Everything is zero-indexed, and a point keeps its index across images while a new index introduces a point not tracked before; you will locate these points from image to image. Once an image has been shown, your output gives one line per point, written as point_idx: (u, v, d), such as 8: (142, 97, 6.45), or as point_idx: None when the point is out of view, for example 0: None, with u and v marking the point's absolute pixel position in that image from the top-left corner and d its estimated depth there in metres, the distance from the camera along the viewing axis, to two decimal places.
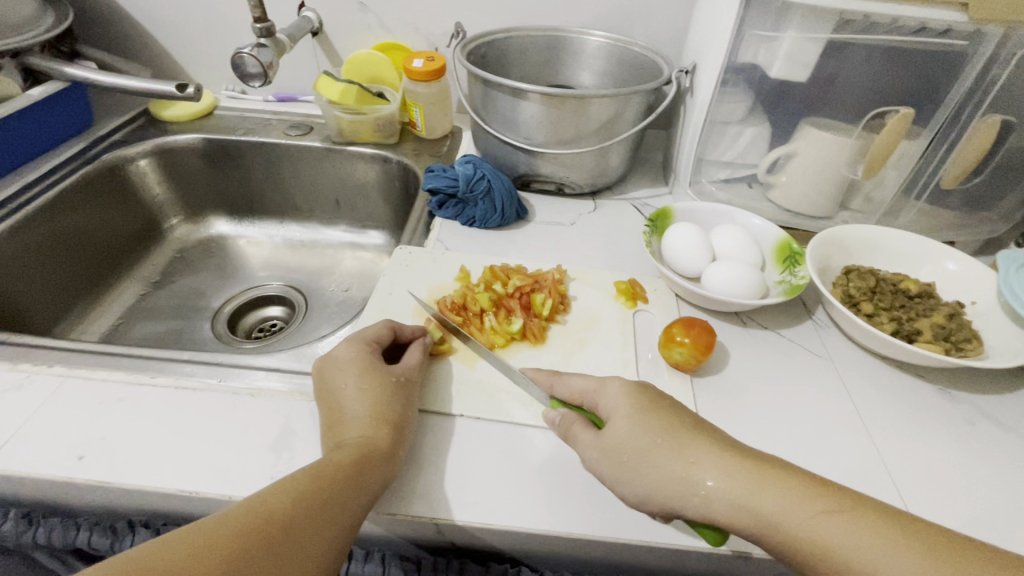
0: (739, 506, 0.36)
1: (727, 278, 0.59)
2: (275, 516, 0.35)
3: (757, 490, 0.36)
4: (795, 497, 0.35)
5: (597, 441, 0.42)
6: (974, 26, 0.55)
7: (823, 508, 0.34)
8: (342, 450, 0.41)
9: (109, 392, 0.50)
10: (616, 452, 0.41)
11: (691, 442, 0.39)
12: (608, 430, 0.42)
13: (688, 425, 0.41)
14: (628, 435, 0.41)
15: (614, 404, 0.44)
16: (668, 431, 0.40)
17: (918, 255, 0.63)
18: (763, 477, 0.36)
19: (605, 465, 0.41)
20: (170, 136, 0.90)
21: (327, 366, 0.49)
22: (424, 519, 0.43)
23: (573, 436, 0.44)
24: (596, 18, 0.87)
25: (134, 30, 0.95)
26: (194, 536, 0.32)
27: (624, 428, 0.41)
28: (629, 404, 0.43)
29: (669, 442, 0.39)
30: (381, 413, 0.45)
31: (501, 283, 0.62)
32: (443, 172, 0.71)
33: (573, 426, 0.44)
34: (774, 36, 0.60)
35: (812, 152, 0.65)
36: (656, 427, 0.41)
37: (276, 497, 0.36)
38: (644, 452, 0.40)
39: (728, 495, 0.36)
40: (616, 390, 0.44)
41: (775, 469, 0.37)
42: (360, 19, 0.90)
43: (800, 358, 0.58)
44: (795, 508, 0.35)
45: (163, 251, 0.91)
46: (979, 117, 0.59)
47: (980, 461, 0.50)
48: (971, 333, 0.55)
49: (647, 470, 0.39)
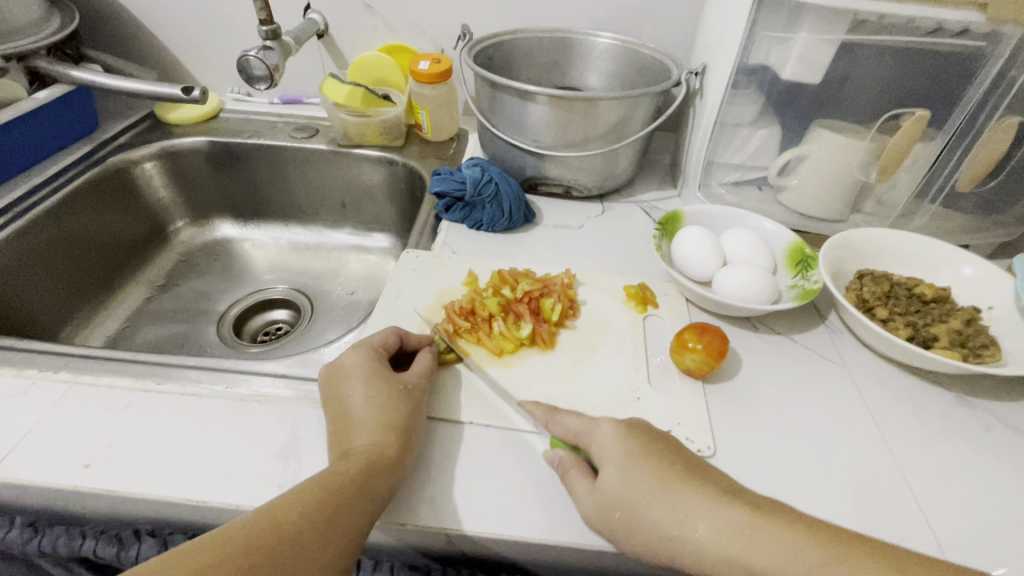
0: (733, 557, 0.35)
1: (739, 283, 0.58)
2: (284, 526, 0.35)
3: (749, 539, 0.35)
4: (787, 546, 0.34)
5: (591, 492, 0.41)
6: (991, 26, 0.53)
7: (818, 554, 0.33)
8: (349, 459, 0.41)
9: (115, 398, 0.49)
10: (611, 507, 0.39)
11: (683, 488, 0.38)
12: (601, 481, 0.41)
13: (682, 470, 0.40)
14: (621, 488, 0.40)
15: (606, 450, 0.42)
16: (658, 478, 0.39)
17: (933, 259, 0.62)
18: (756, 527, 0.35)
19: (602, 516, 0.40)
20: (176, 139, 0.89)
21: (333, 373, 0.48)
22: (433, 529, 0.42)
23: (569, 483, 0.42)
24: (603, 19, 0.86)
25: (140, 33, 0.94)
26: (200, 551, 0.32)
27: (617, 478, 0.40)
28: (620, 450, 0.42)
29: (662, 488, 0.39)
30: (387, 420, 0.44)
31: (509, 288, 0.61)
32: (450, 175, 0.71)
33: (570, 471, 0.43)
34: (786, 37, 0.60)
35: (824, 155, 0.64)
36: (649, 471, 0.40)
37: (284, 508, 0.36)
38: (638, 505, 0.39)
39: (721, 547, 0.35)
40: (607, 433, 0.43)
41: (770, 517, 0.36)
42: (365, 21, 0.90)
43: (813, 363, 0.58)
44: (790, 554, 0.34)
45: (168, 254, 0.91)
46: (996, 120, 0.58)
47: (1001, 470, 0.49)
48: (989, 339, 0.54)
49: (642, 523, 0.38)
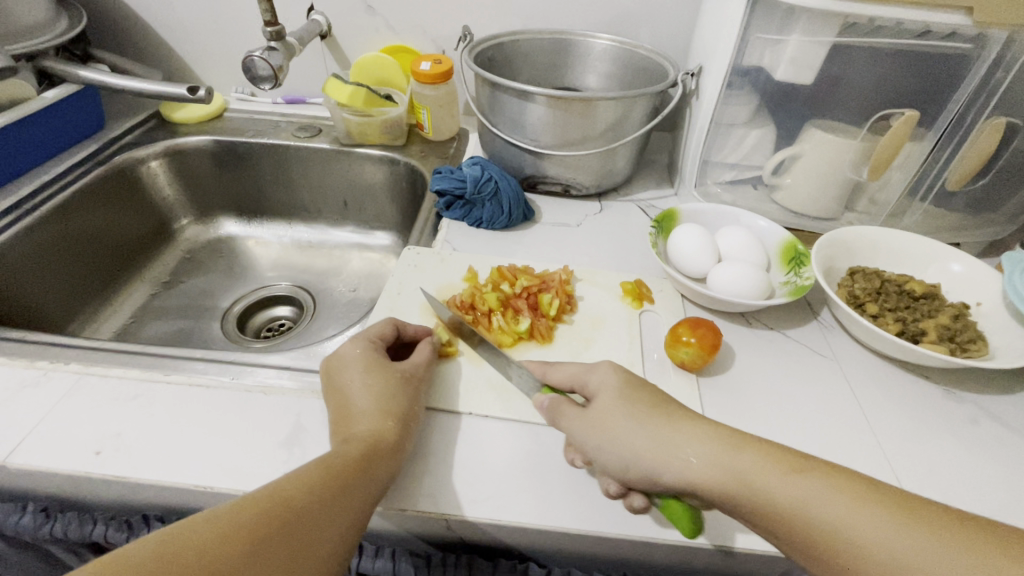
0: (715, 469, 0.38)
1: (733, 279, 0.60)
2: (294, 502, 0.36)
3: (732, 455, 0.38)
4: (767, 462, 0.37)
5: (585, 416, 0.44)
6: (978, 30, 0.55)
7: (793, 470, 0.36)
8: (351, 443, 0.42)
9: (125, 389, 0.51)
10: (603, 425, 0.43)
11: (674, 418, 0.42)
12: (596, 406, 0.44)
13: (672, 406, 0.43)
14: (614, 411, 0.43)
15: (603, 383, 0.46)
16: (651, 407, 0.43)
17: (923, 256, 0.63)
18: (739, 446, 0.39)
19: (592, 437, 0.43)
20: (181, 138, 0.91)
21: (334, 364, 0.50)
22: (433, 514, 0.43)
23: (560, 414, 0.45)
24: (602, 21, 0.88)
25: (146, 34, 0.96)
26: (217, 519, 0.33)
27: (614, 403, 0.43)
28: (617, 384, 0.45)
29: (654, 415, 0.42)
30: (387, 407, 0.46)
31: (508, 283, 0.62)
32: (451, 173, 0.72)
33: (561, 406, 0.46)
34: (779, 39, 0.61)
35: (817, 154, 0.65)
36: (641, 402, 0.43)
37: (294, 484, 0.37)
38: (629, 424, 0.42)
39: (707, 460, 0.38)
40: (606, 372, 0.47)
41: (753, 441, 0.39)
42: (368, 23, 0.91)
43: (805, 358, 0.59)
44: (766, 467, 0.37)
45: (173, 251, 0.92)
46: (984, 119, 0.59)
47: (985, 461, 0.50)
48: (976, 333, 0.56)
49: (626, 438, 0.41)
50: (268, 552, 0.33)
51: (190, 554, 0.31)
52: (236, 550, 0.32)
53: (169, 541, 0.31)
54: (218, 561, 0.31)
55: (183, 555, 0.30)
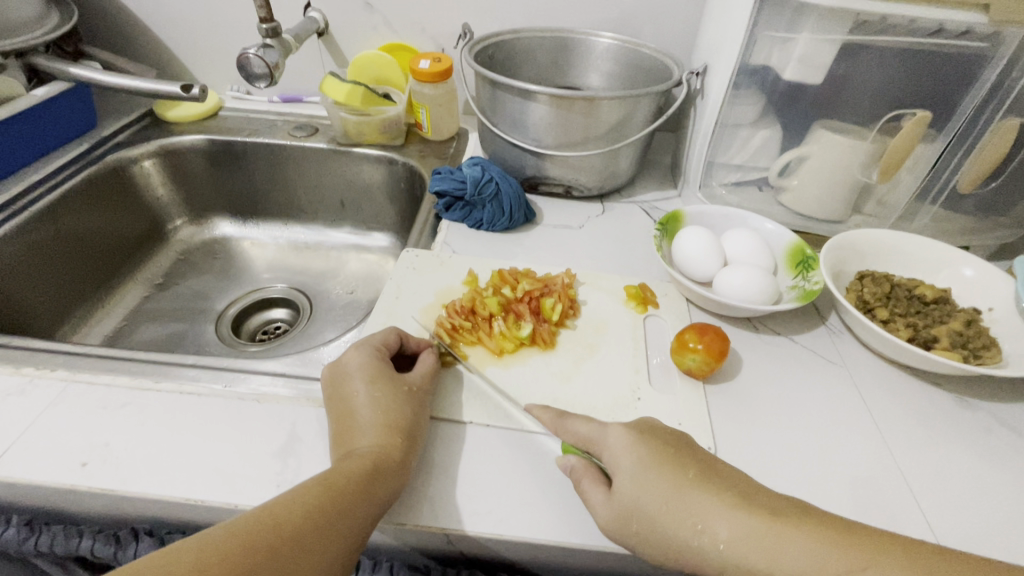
0: (756, 557, 0.34)
1: (741, 284, 0.58)
2: (286, 525, 0.34)
3: (774, 545, 0.34)
4: (815, 551, 0.33)
5: (607, 500, 0.40)
6: (993, 28, 0.53)
7: (850, 563, 0.32)
8: (353, 459, 0.41)
9: (113, 396, 0.49)
10: (626, 514, 0.39)
11: (698, 492, 0.38)
12: (617, 488, 0.40)
13: (693, 476, 0.39)
14: (637, 495, 0.39)
15: (617, 456, 0.41)
16: (674, 484, 0.38)
17: (933, 260, 0.62)
18: (781, 532, 0.34)
19: (620, 527, 0.39)
20: (175, 137, 0.89)
21: (338, 373, 0.48)
22: (433, 529, 0.42)
23: (583, 493, 0.42)
24: (605, 18, 0.86)
25: (140, 31, 0.94)
26: (205, 547, 0.31)
27: (632, 484, 0.39)
28: (631, 456, 0.41)
29: (679, 497, 0.38)
30: (391, 422, 0.44)
31: (510, 287, 0.61)
32: (450, 174, 0.70)
33: (582, 481, 0.42)
34: (788, 37, 0.59)
35: (826, 156, 0.64)
36: (660, 477, 0.39)
37: (287, 506, 0.36)
38: (655, 511, 0.38)
39: (745, 546, 0.34)
40: (617, 438, 0.42)
41: (796, 524, 0.34)
42: (366, 20, 0.90)
43: (814, 364, 0.58)
44: (812, 556, 0.33)
45: (167, 253, 0.90)
46: (997, 121, 0.58)
47: (1002, 473, 0.49)
48: (989, 340, 0.54)
49: (655, 526, 0.38)
50: None
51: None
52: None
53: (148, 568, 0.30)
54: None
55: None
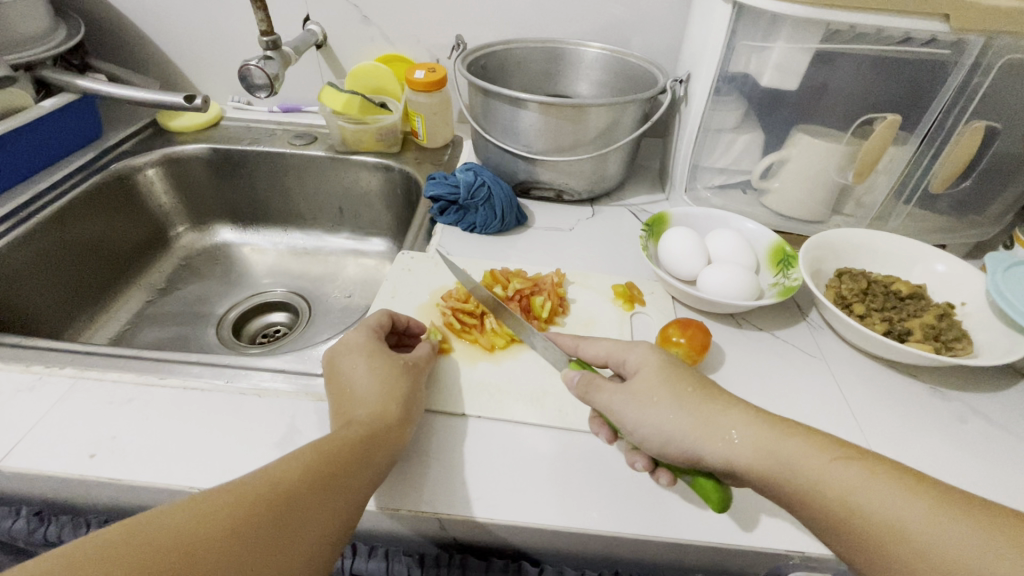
0: (762, 452, 0.38)
1: (722, 280, 0.61)
2: (284, 485, 0.36)
3: (778, 438, 0.38)
4: (812, 447, 0.37)
5: (623, 389, 0.44)
6: (956, 36, 0.56)
7: (842, 458, 0.36)
8: (353, 426, 0.43)
9: (120, 392, 0.51)
10: (645, 396, 0.42)
11: (719, 398, 0.41)
12: (636, 381, 0.44)
13: (715, 386, 0.43)
14: (658, 386, 0.43)
15: (642, 361, 0.45)
16: (695, 387, 0.42)
17: (909, 257, 0.64)
18: (786, 431, 0.38)
19: (630, 407, 0.42)
20: (178, 146, 0.92)
21: (337, 351, 0.50)
22: (425, 513, 0.44)
23: (596, 388, 0.45)
24: (594, 30, 0.89)
25: (144, 44, 0.97)
26: (203, 505, 0.33)
27: (655, 379, 0.43)
28: (658, 361, 0.45)
29: (697, 394, 0.42)
30: (390, 390, 0.46)
31: (501, 286, 0.63)
32: (444, 179, 0.73)
33: (595, 379, 0.45)
34: (764, 46, 0.62)
35: (804, 158, 0.66)
36: (684, 380, 0.43)
37: (286, 469, 0.37)
38: (673, 399, 0.41)
39: (755, 442, 0.38)
40: (644, 351, 0.46)
41: (798, 426, 0.39)
42: (363, 32, 0.93)
43: (793, 358, 0.60)
44: (814, 455, 0.36)
45: (169, 258, 0.93)
46: (965, 123, 0.61)
47: (973, 458, 0.51)
48: (961, 332, 0.56)
49: (670, 414, 0.41)
50: (256, 537, 0.33)
51: (170, 541, 0.31)
52: (219, 535, 0.32)
53: (151, 525, 0.32)
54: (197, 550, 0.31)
55: (161, 541, 0.31)
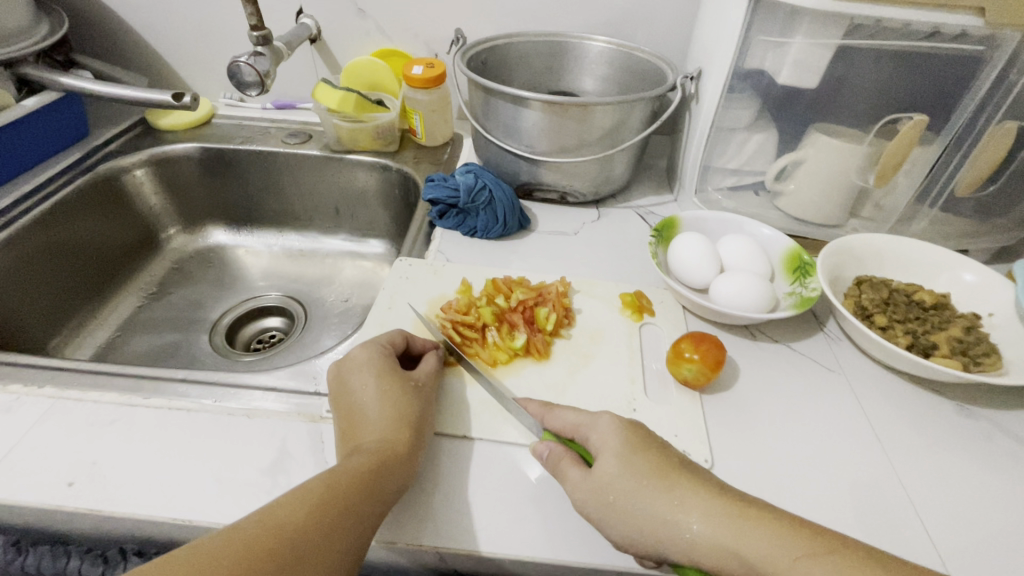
0: (722, 550, 0.35)
1: (736, 290, 0.57)
2: (285, 528, 0.34)
3: (738, 532, 0.35)
4: (777, 541, 0.34)
5: (585, 479, 0.40)
6: (989, 30, 0.53)
7: (808, 551, 0.33)
8: (361, 455, 0.41)
9: (101, 413, 0.48)
10: (603, 491, 0.39)
11: (677, 484, 0.38)
12: (597, 468, 0.40)
13: (676, 466, 0.40)
14: (616, 474, 0.39)
15: (604, 440, 0.42)
16: (653, 471, 0.39)
17: (933, 265, 0.61)
18: (747, 520, 0.35)
19: (592, 504, 0.39)
20: (167, 145, 0.89)
21: (343, 368, 0.48)
22: (425, 547, 0.41)
23: (561, 473, 0.42)
24: (599, 22, 0.85)
25: (131, 38, 0.93)
26: (199, 557, 0.31)
27: (614, 465, 0.40)
28: (617, 440, 0.41)
29: (655, 482, 0.39)
30: (400, 416, 0.44)
31: (504, 296, 0.60)
32: (444, 181, 0.70)
33: (562, 462, 0.42)
34: (782, 41, 0.59)
35: (823, 160, 0.63)
36: (643, 465, 0.40)
37: (288, 506, 0.35)
38: (632, 492, 0.38)
39: (714, 540, 0.35)
40: (605, 425, 0.43)
41: (760, 512, 0.36)
42: (358, 25, 0.89)
43: (812, 372, 0.57)
44: (777, 553, 0.33)
45: (161, 261, 0.90)
46: (995, 123, 0.57)
47: (1004, 482, 0.48)
48: (990, 346, 0.53)
49: (630, 510, 0.38)
50: None
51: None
52: None
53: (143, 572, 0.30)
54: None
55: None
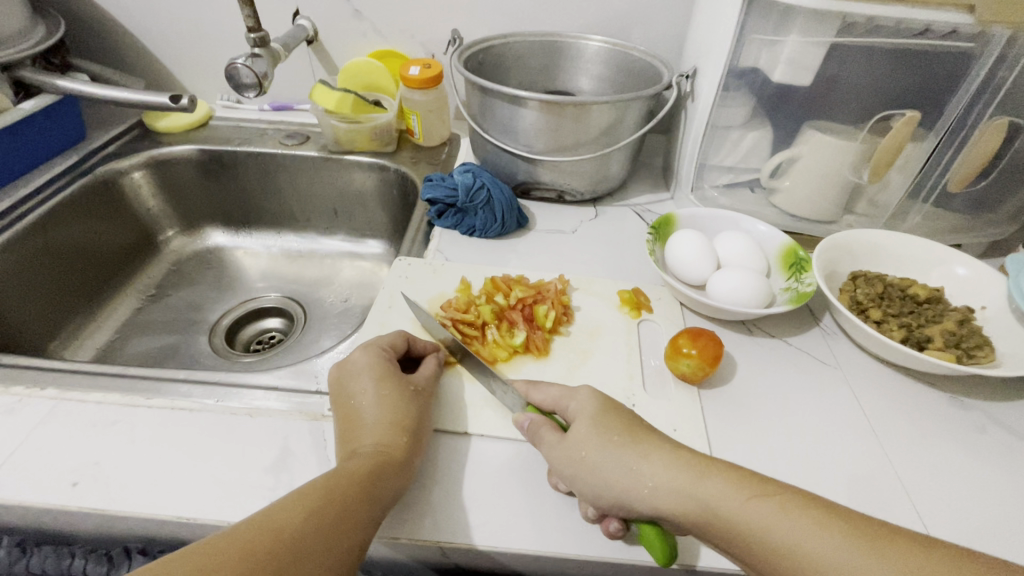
0: (680, 496, 0.37)
1: (732, 286, 0.58)
2: (285, 530, 0.34)
3: (695, 479, 0.37)
4: (729, 485, 0.36)
5: (561, 442, 0.42)
6: (980, 28, 0.53)
7: (758, 494, 0.35)
8: (359, 460, 0.41)
9: (104, 414, 0.48)
10: (575, 452, 0.41)
11: (644, 442, 0.40)
12: (571, 431, 0.42)
13: (643, 428, 0.42)
14: (588, 436, 0.41)
15: (582, 408, 0.44)
16: (623, 432, 0.41)
17: (926, 259, 0.62)
18: (704, 470, 0.37)
19: (565, 464, 0.41)
20: (164, 147, 0.89)
21: (344, 372, 0.49)
22: (427, 542, 0.41)
23: (539, 439, 0.44)
24: (595, 22, 0.86)
25: (128, 41, 0.94)
26: (199, 556, 0.31)
27: (587, 428, 0.42)
28: (593, 408, 0.44)
29: (623, 440, 0.41)
30: (398, 420, 0.45)
31: (503, 294, 0.61)
32: (442, 181, 0.71)
33: (540, 429, 0.44)
34: (776, 40, 0.59)
35: (817, 156, 0.64)
36: (614, 428, 0.42)
37: (289, 509, 0.35)
38: (602, 450, 0.40)
39: (673, 488, 0.37)
40: (583, 395, 0.45)
41: (717, 463, 0.38)
42: (355, 26, 0.89)
43: (808, 366, 0.57)
44: (730, 496, 0.35)
45: (159, 263, 0.90)
46: (986, 120, 0.58)
47: (998, 471, 0.49)
48: (982, 339, 0.54)
49: (598, 467, 0.40)
50: None
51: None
52: None
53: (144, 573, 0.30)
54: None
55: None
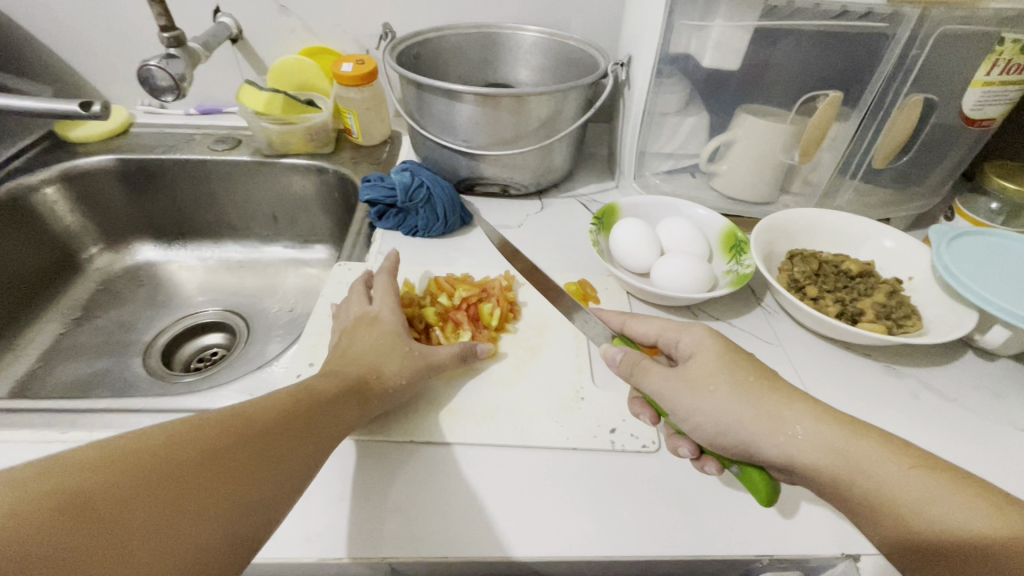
0: (827, 449, 0.36)
1: (674, 272, 0.58)
2: (279, 409, 0.37)
3: (846, 436, 0.36)
4: (882, 450, 0.35)
5: (674, 371, 0.42)
6: (892, 8, 0.54)
7: (912, 463, 0.34)
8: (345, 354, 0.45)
9: (11, 455, 0.44)
10: (700, 381, 0.40)
11: (780, 390, 0.39)
12: (691, 363, 0.42)
13: (775, 374, 0.41)
14: (712, 370, 0.41)
15: (696, 344, 0.44)
16: (762, 378, 0.40)
17: (856, 235, 0.65)
18: (855, 431, 0.37)
19: (678, 391, 0.41)
20: (80, 159, 0.82)
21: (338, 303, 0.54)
22: (374, 560, 0.39)
23: (642, 370, 0.43)
24: (530, 12, 0.85)
25: (29, 44, 0.86)
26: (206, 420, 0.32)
27: (712, 361, 0.41)
28: (713, 344, 0.43)
29: (761, 385, 0.40)
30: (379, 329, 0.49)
31: (446, 295, 0.60)
32: (380, 181, 0.69)
33: (640, 361, 0.44)
34: (703, 25, 0.60)
35: (750, 140, 0.65)
36: (744, 369, 0.41)
37: (254, 409, 0.35)
38: (732, 388, 0.40)
39: (821, 439, 0.36)
40: (693, 333, 0.45)
41: (869, 429, 0.37)
42: (282, 23, 0.85)
43: (751, 346, 0.58)
44: (884, 457, 0.35)
45: (84, 283, 0.84)
46: (903, 98, 0.60)
47: (931, 434, 0.51)
48: (910, 309, 0.56)
49: (724, 402, 0.39)
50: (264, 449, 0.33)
51: (176, 449, 0.30)
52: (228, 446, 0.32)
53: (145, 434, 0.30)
54: (178, 470, 0.29)
55: (168, 446, 0.29)
